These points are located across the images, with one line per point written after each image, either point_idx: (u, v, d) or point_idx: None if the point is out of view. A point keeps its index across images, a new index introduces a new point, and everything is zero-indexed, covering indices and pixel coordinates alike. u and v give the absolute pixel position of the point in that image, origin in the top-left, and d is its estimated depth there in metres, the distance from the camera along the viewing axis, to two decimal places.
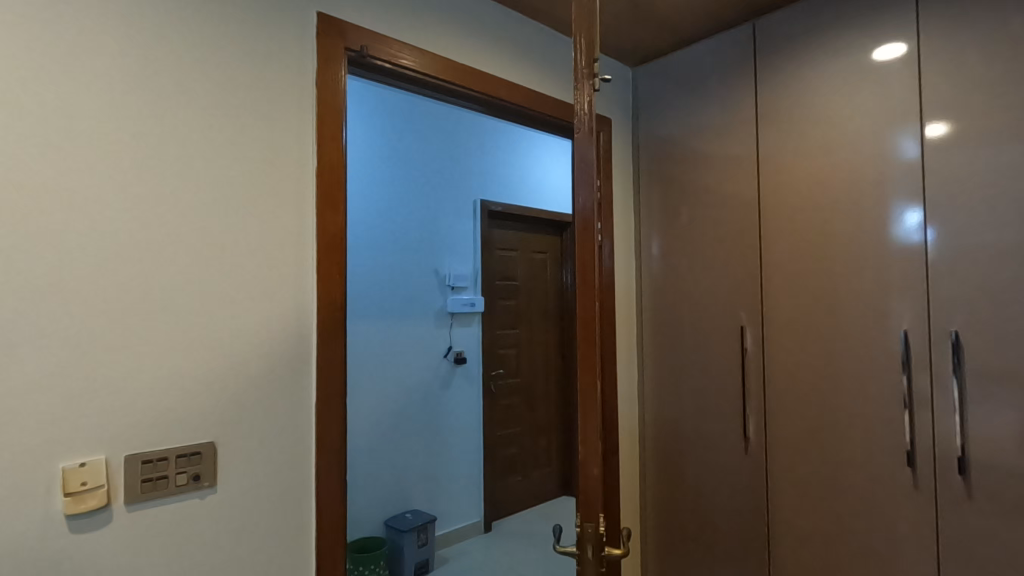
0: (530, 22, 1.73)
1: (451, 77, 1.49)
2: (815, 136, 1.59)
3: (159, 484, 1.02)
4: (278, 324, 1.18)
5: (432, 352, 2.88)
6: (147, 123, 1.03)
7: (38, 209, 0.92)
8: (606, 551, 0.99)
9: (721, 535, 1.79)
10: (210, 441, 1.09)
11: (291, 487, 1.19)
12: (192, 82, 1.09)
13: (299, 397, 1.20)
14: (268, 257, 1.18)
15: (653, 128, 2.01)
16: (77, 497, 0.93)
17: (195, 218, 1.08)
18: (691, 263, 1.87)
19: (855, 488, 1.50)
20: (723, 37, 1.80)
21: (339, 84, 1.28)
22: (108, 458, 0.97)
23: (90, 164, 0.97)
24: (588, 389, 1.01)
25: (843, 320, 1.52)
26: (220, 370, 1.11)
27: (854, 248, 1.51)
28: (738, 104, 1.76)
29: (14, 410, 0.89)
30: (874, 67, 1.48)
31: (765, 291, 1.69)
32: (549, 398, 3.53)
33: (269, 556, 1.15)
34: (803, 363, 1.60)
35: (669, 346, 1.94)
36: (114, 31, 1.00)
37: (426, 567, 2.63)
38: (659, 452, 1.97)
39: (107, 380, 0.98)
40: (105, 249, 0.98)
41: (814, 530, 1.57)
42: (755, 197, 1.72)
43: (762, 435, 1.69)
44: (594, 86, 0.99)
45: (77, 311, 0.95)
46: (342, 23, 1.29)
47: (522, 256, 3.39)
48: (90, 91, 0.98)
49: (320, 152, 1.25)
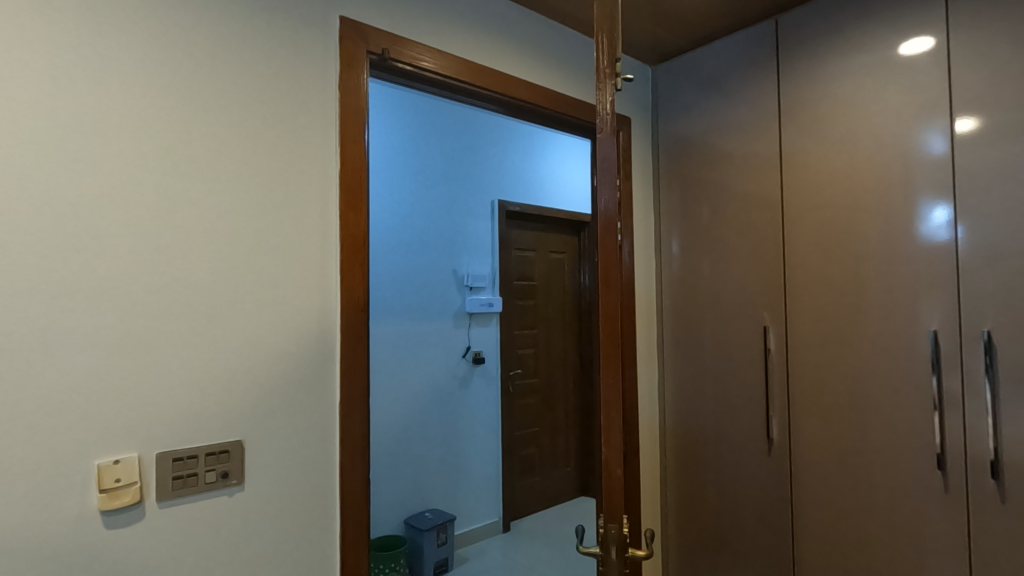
0: (549, 22, 1.73)
1: (470, 78, 1.50)
2: (840, 133, 1.56)
3: (189, 481, 1.04)
4: (303, 325, 1.20)
5: (450, 352, 2.90)
6: (175, 128, 1.06)
7: (72, 213, 0.95)
8: (630, 552, 0.99)
9: (744, 536, 1.77)
10: (238, 439, 1.11)
11: (316, 486, 1.20)
12: (219, 87, 1.11)
13: (324, 396, 1.22)
14: (293, 259, 1.19)
15: (673, 126, 1.99)
16: (111, 494, 0.96)
17: (222, 221, 1.10)
18: (713, 262, 1.86)
19: (883, 491, 1.47)
20: (745, 33, 1.78)
21: (361, 87, 1.29)
22: (141, 456, 1.00)
23: (120, 169, 1.00)
24: (611, 390, 1.00)
25: (869, 320, 1.50)
26: (247, 370, 1.13)
27: (881, 247, 1.48)
28: (760, 101, 1.74)
29: (50, 410, 0.92)
30: (900, 61, 1.45)
31: (790, 291, 1.66)
32: (567, 398, 3.53)
33: (295, 553, 1.17)
34: (828, 364, 1.58)
35: (691, 346, 1.93)
36: (142, 39, 1.03)
37: (446, 566, 2.64)
38: (680, 453, 1.96)
39: (140, 380, 1.00)
40: (136, 252, 1.01)
41: (841, 533, 1.55)
42: (778, 195, 1.69)
43: (786, 436, 1.67)
44: (616, 86, 0.99)
45: (110, 312, 0.98)
46: (363, 26, 1.30)
47: (540, 256, 3.38)
48: (121, 97, 1.00)
49: (342, 155, 1.26)
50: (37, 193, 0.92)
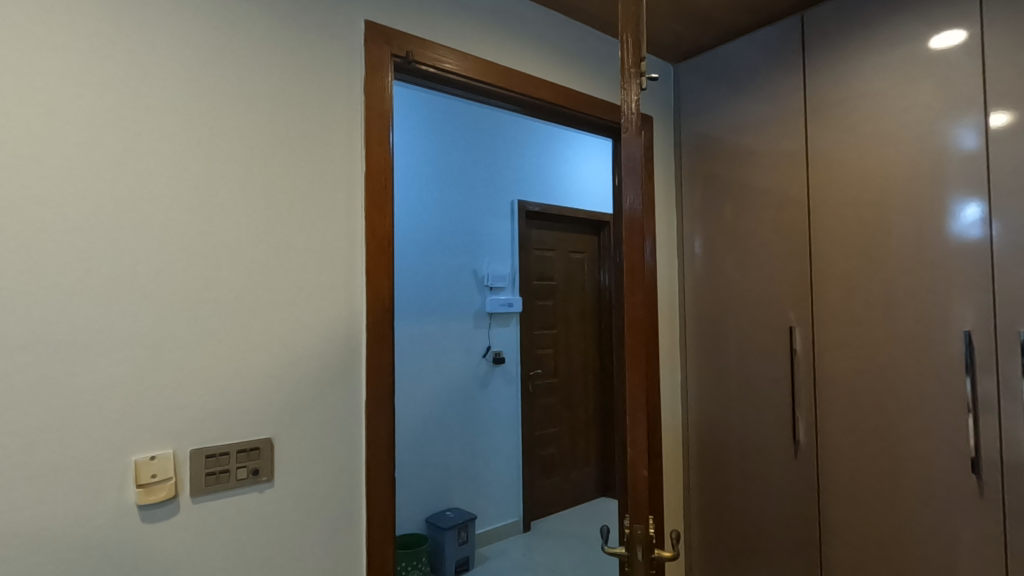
0: (570, 22, 1.73)
1: (492, 79, 1.51)
2: (868, 129, 1.53)
3: (221, 477, 1.07)
4: (329, 325, 1.22)
5: (471, 352, 2.91)
6: (206, 131, 1.08)
7: (108, 214, 0.98)
8: (656, 553, 0.99)
9: (769, 538, 1.74)
10: (268, 436, 1.13)
11: (342, 484, 1.22)
12: (249, 92, 1.13)
13: (351, 395, 1.24)
14: (321, 261, 1.21)
15: (696, 125, 1.97)
16: (147, 489, 0.99)
17: (251, 223, 1.13)
18: (737, 261, 1.84)
19: (913, 494, 1.44)
20: (770, 30, 1.76)
21: (386, 90, 1.31)
22: (175, 452, 1.03)
23: (155, 172, 1.02)
24: (637, 390, 1.00)
25: (900, 320, 1.47)
26: (276, 369, 1.15)
27: (912, 245, 1.45)
28: (786, 97, 1.72)
29: (90, 408, 0.95)
30: (931, 55, 1.42)
31: (816, 291, 1.64)
32: (587, 398, 3.52)
33: (323, 550, 1.19)
34: (857, 365, 1.55)
35: (715, 346, 1.91)
36: (175, 46, 1.05)
37: (467, 564, 2.66)
38: (703, 454, 1.94)
39: (174, 379, 1.03)
40: (170, 254, 1.03)
41: (871, 537, 1.52)
42: (804, 194, 1.67)
43: (812, 438, 1.64)
44: (641, 85, 0.98)
45: (144, 313, 1.01)
46: (388, 29, 1.32)
47: (560, 256, 3.38)
48: (154, 101, 1.03)
49: (367, 158, 1.28)
50: (75, 196, 0.95)
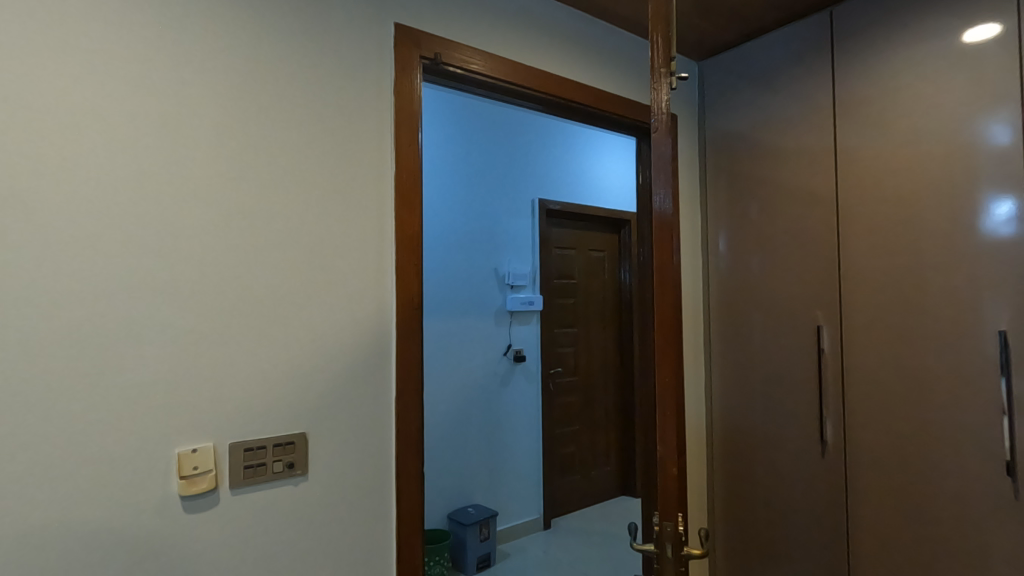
0: (597, 22, 1.73)
1: (518, 80, 1.52)
2: (899, 125, 1.51)
3: (258, 470, 1.10)
4: (360, 324, 1.24)
5: (492, 349, 2.93)
6: (243, 136, 1.11)
7: (149, 216, 1.01)
8: (686, 551, 0.99)
9: (795, 539, 1.73)
10: (303, 431, 1.16)
11: (373, 478, 1.25)
12: (284, 96, 1.16)
13: (381, 392, 1.26)
14: (351, 260, 1.24)
15: (721, 122, 1.97)
16: (190, 481, 1.02)
17: (285, 223, 1.15)
18: (764, 260, 1.83)
19: (944, 495, 1.42)
20: (797, 26, 1.74)
21: (415, 92, 1.33)
22: (215, 445, 1.06)
23: (196, 176, 1.06)
24: (667, 387, 1.00)
25: (931, 320, 1.44)
26: (309, 367, 1.18)
27: (945, 244, 1.42)
28: (814, 94, 1.70)
29: (136, 404, 0.99)
30: (964, 49, 1.39)
31: (844, 290, 1.62)
32: (607, 396, 3.51)
33: (355, 544, 1.21)
34: (887, 366, 1.53)
35: (740, 344, 1.90)
36: (215, 54, 1.09)
37: (488, 560, 2.69)
38: (727, 453, 1.94)
39: (212, 378, 1.06)
40: (209, 255, 1.07)
41: (902, 538, 1.50)
42: (832, 191, 1.65)
43: (840, 439, 1.63)
44: (671, 84, 0.98)
45: (187, 311, 1.04)
46: (418, 32, 1.34)
47: (580, 255, 3.38)
48: (195, 108, 1.06)
49: (397, 159, 1.30)
50: (120, 198, 0.98)
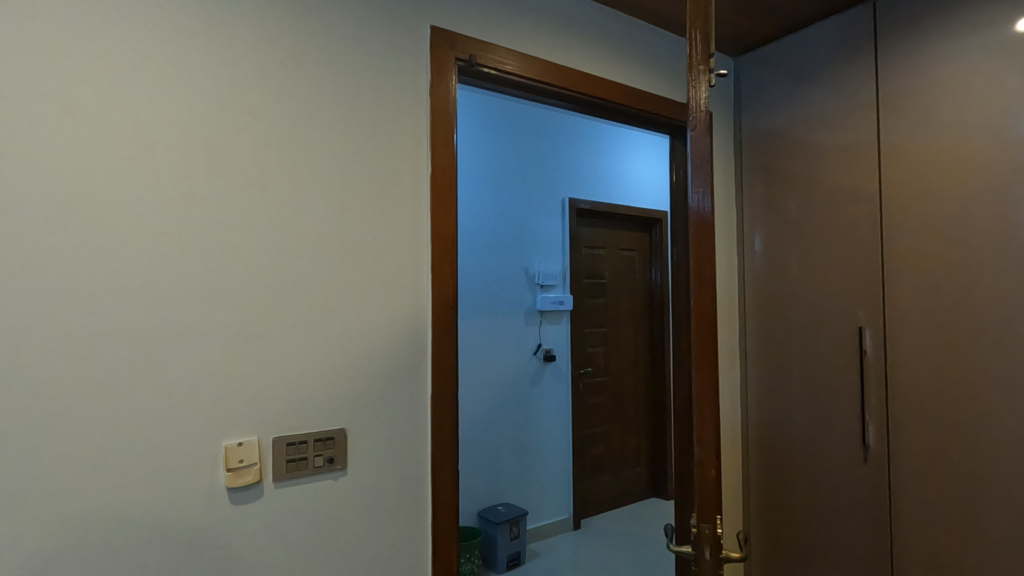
0: (630, 20, 1.72)
1: (552, 79, 1.52)
2: (947, 119, 1.45)
3: (300, 464, 1.13)
4: (395, 323, 1.26)
5: (522, 348, 2.94)
6: (284, 140, 1.14)
7: (196, 219, 1.05)
8: (724, 553, 0.97)
9: (834, 544, 1.69)
10: (342, 426, 1.19)
11: (409, 473, 1.27)
12: (322, 101, 1.19)
13: (416, 390, 1.28)
14: (387, 260, 1.26)
15: (758, 119, 1.93)
16: (236, 473, 1.06)
17: (324, 224, 1.18)
18: (802, 258, 1.79)
19: (995, 503, 1.36)
20: (838, 18, 1.69)
21: (450, 93, 1.35)
22: (260, 440, 1.10)
23: (241, 181, 1.10)
24: (705, 387, 0.99)
25: (982, 321, 1.38)
26: (347, 366, 1.20)
27: (998, 242, 1.36)
28: (856, 88, 1.65)
29: (185, 400, 1.03)
30: (1018, 39, 1.33)
31: (889, 290, 1.57)
32: (638, 396, 3.48)
33: (392, 537, 1.24)
34: (934, 368, 1.47)
35: (777, 345, 1.86)
36: (258, 62, 1.12)
37: (518, 559, 2.69)
38: (763, 455, 1.90)
39: (256, 376, 1.10)
40: (254, 256, 1.10)
41: (949, 548, 1.44)
42: (875, 188, 1.60)
43: (883, 443, 1.58)
44: (710, 81, 0.96)
45: (231, 311, 1.08)
46: (453, 34, 1.35)
47: (611, 254, 3.36)
48: (239, 115, 1.10)
49: (433, 160, 1.32)
50: (169, 203, 1.03)
